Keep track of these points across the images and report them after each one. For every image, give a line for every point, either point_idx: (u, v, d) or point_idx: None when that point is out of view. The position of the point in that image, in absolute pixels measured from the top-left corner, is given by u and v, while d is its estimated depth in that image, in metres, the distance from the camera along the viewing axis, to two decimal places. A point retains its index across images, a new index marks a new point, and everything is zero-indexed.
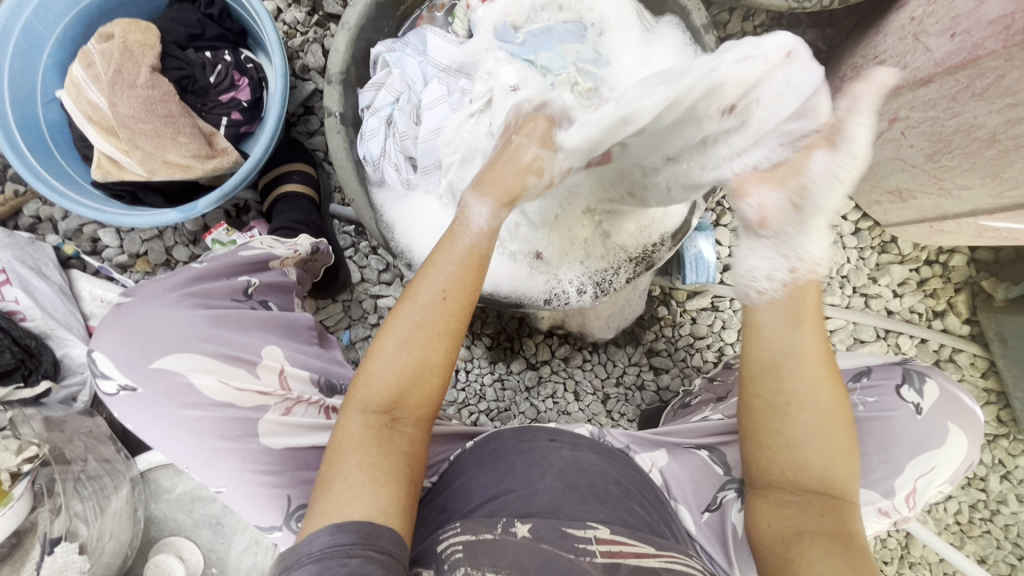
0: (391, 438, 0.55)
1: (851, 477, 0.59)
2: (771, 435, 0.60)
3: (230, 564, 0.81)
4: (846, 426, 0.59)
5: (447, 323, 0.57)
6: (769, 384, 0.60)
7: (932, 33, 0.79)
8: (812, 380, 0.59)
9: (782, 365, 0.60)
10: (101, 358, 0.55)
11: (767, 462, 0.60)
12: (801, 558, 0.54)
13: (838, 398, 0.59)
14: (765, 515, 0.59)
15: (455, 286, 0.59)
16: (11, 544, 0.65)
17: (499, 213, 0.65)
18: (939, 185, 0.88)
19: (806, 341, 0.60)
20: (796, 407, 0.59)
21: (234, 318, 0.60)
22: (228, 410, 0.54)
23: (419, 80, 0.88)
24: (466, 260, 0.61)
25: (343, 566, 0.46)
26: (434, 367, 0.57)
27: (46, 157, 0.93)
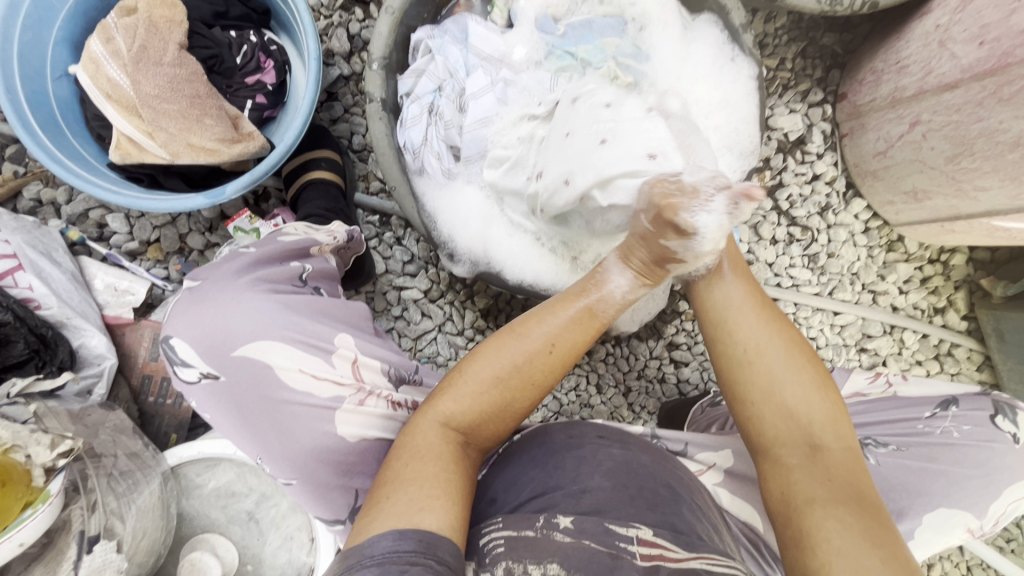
0: (462, 457, 0.58)
1: (843, 425, 0.60)
2: (749, 388, 0.61)
3: (265, 561, 0.79)
4: (815, 364, 0.62)
5: (543, 375, 0.61)
6: (728, 340, 0.63)
7: (959, 40, 0.84)
8: (759, 325, 0.63)
9: (728, 320, 0.64)
10: (185, 347, 0.60)
11: (757, 419, 0.61)
12: (813, 521, 0.54)
13: (787, 336, 0.63)
14: (774, 481, 0.59)
15: (565, 343, 0.61)
16: (43, 544, 0.65)
17: (636, 286, 0.64)
18: (957, 186, 0.91)
19: (738, 294, 0.65)
20: (754, 355, 0.62)
21: (308, 307, 0.65)
22: (306, 398, 0.60)
23: (461, 68, 0.88)
24: (585, 321, 0.62)
25: (403, 572, 0.44)
26: (516, 410, 0.61)
27: (57, 137, 0.88)
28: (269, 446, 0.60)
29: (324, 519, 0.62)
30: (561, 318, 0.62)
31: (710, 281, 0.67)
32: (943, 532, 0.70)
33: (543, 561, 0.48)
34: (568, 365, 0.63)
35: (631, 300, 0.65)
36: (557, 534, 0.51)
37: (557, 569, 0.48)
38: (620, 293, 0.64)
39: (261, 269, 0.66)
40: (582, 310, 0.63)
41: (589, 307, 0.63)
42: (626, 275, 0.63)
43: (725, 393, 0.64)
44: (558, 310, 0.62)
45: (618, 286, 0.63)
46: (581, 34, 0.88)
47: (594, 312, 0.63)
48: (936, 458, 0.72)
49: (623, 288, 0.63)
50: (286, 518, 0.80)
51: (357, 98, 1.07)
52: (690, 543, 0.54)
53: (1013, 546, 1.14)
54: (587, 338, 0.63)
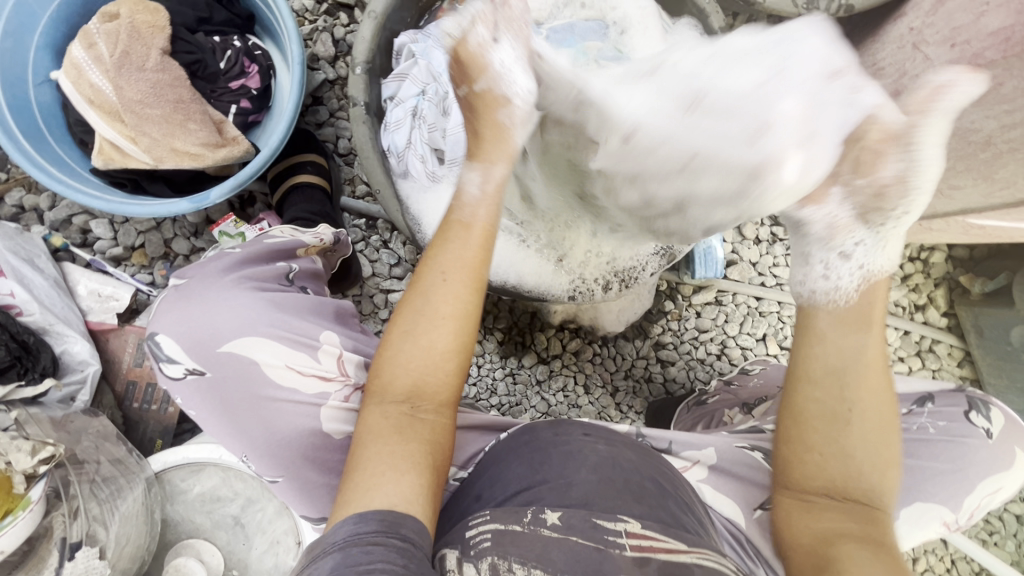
0: (411, 425, 0.57)
1: (890, 494, 0.61)
2: (825, 443, 0.60)
3: (251, 565, 0.78)
4: (893, 443, 0.61)
5: (452, 306, 0.60)
6: (832, 387, 0.60)
7: (932, 42, 0.85)
8: (875, 387, 0.61)
9: (844, 372, 0.61)
10: (170, 343, 0.60)
11: (806, 463, 0.61)
12: (844, 556, 0.54)
13: (888, 402, 0.61)
14: (807, 521, 0.59)
15: (456, 265, 0.61)
16: (23, 552, 0.66)
17: (489, 178, 0.68)
18: (933, 185, 0.94)
19: (868, 350, 0.61)
20: (852, 416, 0.60)
21: (295, 305, 0.65)
22: (293, 395, 0.60)
23: (445, 72, 0.86)
24: (465, 237, 0.64)
25: (366, 553, 0.46)
26: (442, 349, 0.59)
27: (40, 142, 0.87)
28: (251, 447, 0.61)
29: (309, 518, 0.63)
30: (449, 248, 0.63)
31: (831, 334, 0.62)
32: (918, 526, 0.71)
33: (527, 561, 0.49)
34: (477, 291, 0.62)
35: (495, 190, 0.68)
36: (544, 529, 0.52)
37: (540, 572, 0.48)
38: (478, 190, 0.67)
39: (248, 268, 0.66)
40: (459, 229, 0.65)
41: (461, 220, 0.66)
42: (474, 170, 0.69)
43: (777, 435, 0.63)
44: (444, 243, 0.63)
45: (471, 185, 0.68)
46: (564, 37, 0.86)
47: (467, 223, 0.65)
48: (914, 452, 0.73)
49: (477, 185, 0.67)
50: (272, 522, 0.80)
51: (342, 102, 1.07)
52: (678, 533, 0.54)
53: (997, 539, 1.16)
54: (481, 251, 0.63)
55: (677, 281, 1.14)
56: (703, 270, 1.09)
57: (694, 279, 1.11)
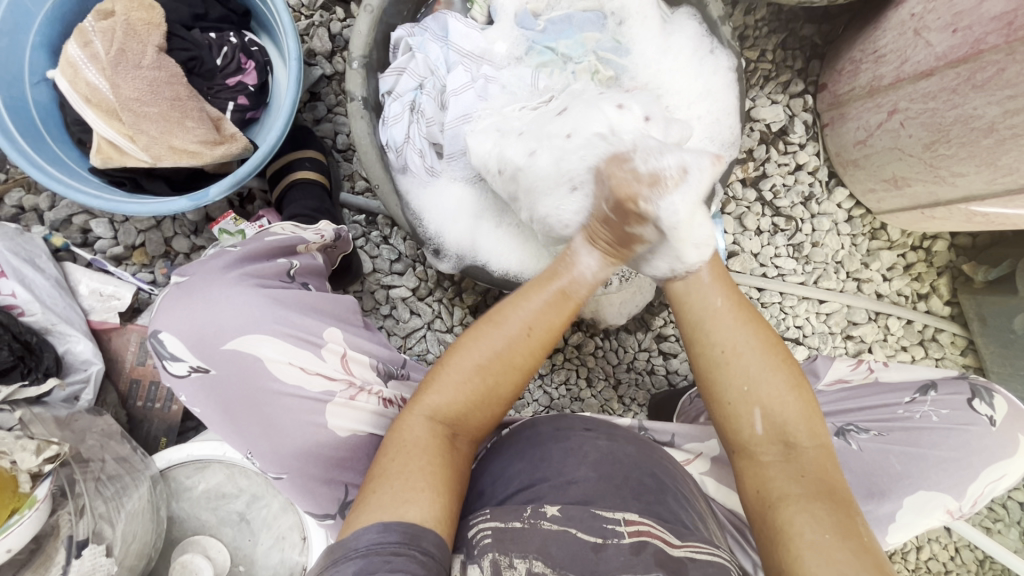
0: (451, 450, 0.58)
1: (817, 423, 0.61)
2: (728, 392, 0.63)
3: (257, 561, 0.79)
4: (791, 370, 0.63)
5: (525, 358, 0.61)
6: (706, 338, 0.64)
7: (933, 28, 0.84)
8: (733, 324, 0.64)
9: (705, 320, 0.65)
10: (175, 341, 0.60)
11: (735, 420, 0.62)
12: (789, 525, 0.55)
13: (762, 332, 0.64)
14: (751, 481, 0.60)
15: (542, 325, 0.62)
16: (31, 549, 0.66)
17: (605, 266, 0.67)
18: (935, 173, 0.93)
19: (715, 296, 0.66)
20: (732, 357, 0.63)
21: (297, 301, 0.65)
22: (297, 391, 0.60)
23: (442, 65, 0.88)
24: (561, 302, 0.64)
25: (388, 563, 0.46)
26: (501, 397, 0.62)
27: (38, 142, 0.87)
28: (255, 445, 0.61)
29: (314, 514, 0.64)
30: (537, 301, 0.63)
31: (691, 282, 0.68)
32: (922, 514, 0.71)
33: (528, 556, 0.49)
34: (547, 347, 0.64)
35: (603, 279, 0.68)
36: (544, 523, 0.52)
37: (540, 565, 0.48)
38: (590, 274, 0.66)
39: (249, 265, 0.66)
40: (557, 291, 0.64)
41: (564, 289, 0.65)
42: (594, 256, 0.67)
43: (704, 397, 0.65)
44: (532, 294, 0.63)
45: (586, 266, 0.66)
46: (561, 29, 0.88)
47: (567, 294, 0.65)
48: (918, 442, 0.73)
49: (593, 267, 0.66)
50: (276, 518, 0.80)
51: (340, 97, 1.07)
52: (672, 527, 0.54)
53: (1000, 526, 1.16)
54: (563, 317, 0.64)
55: None
56: None
57: None
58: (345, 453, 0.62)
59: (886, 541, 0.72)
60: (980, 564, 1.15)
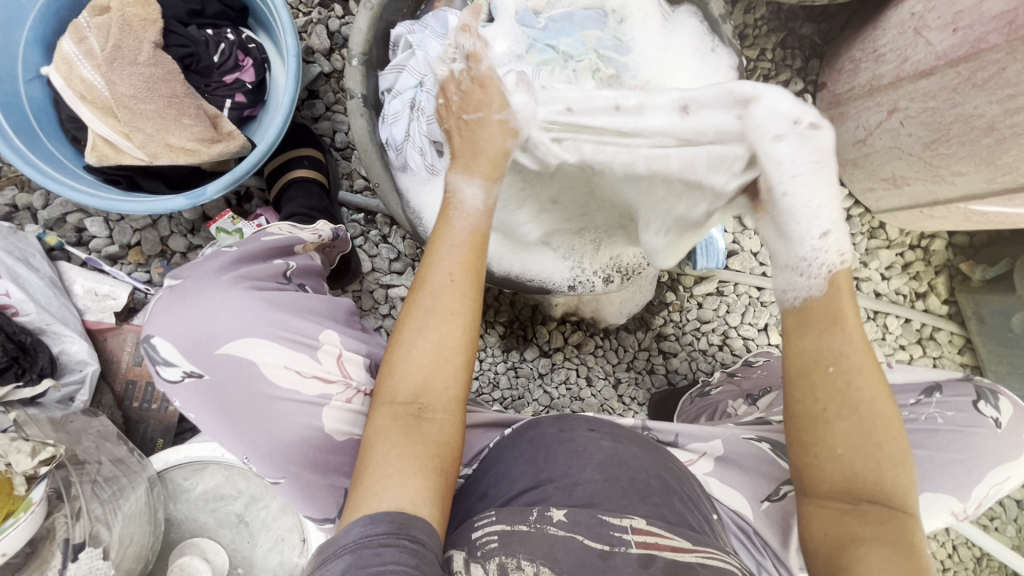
0: (419, 425, 0.55)
1: (911, 493, 0.55)
2: (819, 446, 0.55)
3: (256, 563, 0.78)
4: (899, 440, 0.55)
5: (457, 303, 0.59)
6: (813, 391, 0.55)
7: (934, 27, 0.85)
8: (859, 383, 0.55)
9: (827, 377, 0.55)
10: (166, 346, 0.59)
11: (818, 470, 0.55)
12: (857, 569, 0.51)
13: (882, 398, 0.55)
14: (819, 523, 0.55)
15: (461, 269, 0.61)
16: (26, 553, 0.65)
17: (490, 192, 0.68)
18: (935, 172, 0.93)
19: (852, 351, 0.55)
20: (840, 417, 0.54)
21: (291, 303, 0.65)
22: (293, 395, 0.60)
23: None
24: (463, 242, 0.63)
25: (377, 555, 0.45)
26: (453, 346, 0.58)
27: (32, 140, 0.86)
28: (253, 448, 0.60)
29: (313, 518, 0.63)
30: (449, 251, 0.62)
31: (819, 326, 0.56)
32: (926, 514, 0.71)
33: (535, 560, 0.49)
34: (479, 289, 0.61)
35: (494, 205, 0.68)
36: (550, 528, 0.52)
37: (547, 571, 0.48)
38: (480, 204, 0.67)
39: (244, 266, 0.66)
40: (460, 233, 0.64)
41: (470, 232, 0.65)
42: (475, 184, 0.68)
43: (789, 441, 0.57)
44: (439, 245, 0.63)
45: (472, 196, 0.67)
46: (562, 27, 0.88)
47: (471, 232, 0.65)
48: (919, 440, 0.73)
49: (477, 197, 0.66)
50: (276, 519, 0.80)
51: (339, 95, 1.06)
52: (683, 531, 0.54)
53: (997, 524, 1.16)
54: (477, 255, 0.63)
55: (678, 272, 1.13)
56: (704, 261, 1.06)
57: (696, 270, 1.09)
58: (345, 456, 0.61)
59: None
60: (976, 562, 1.16)
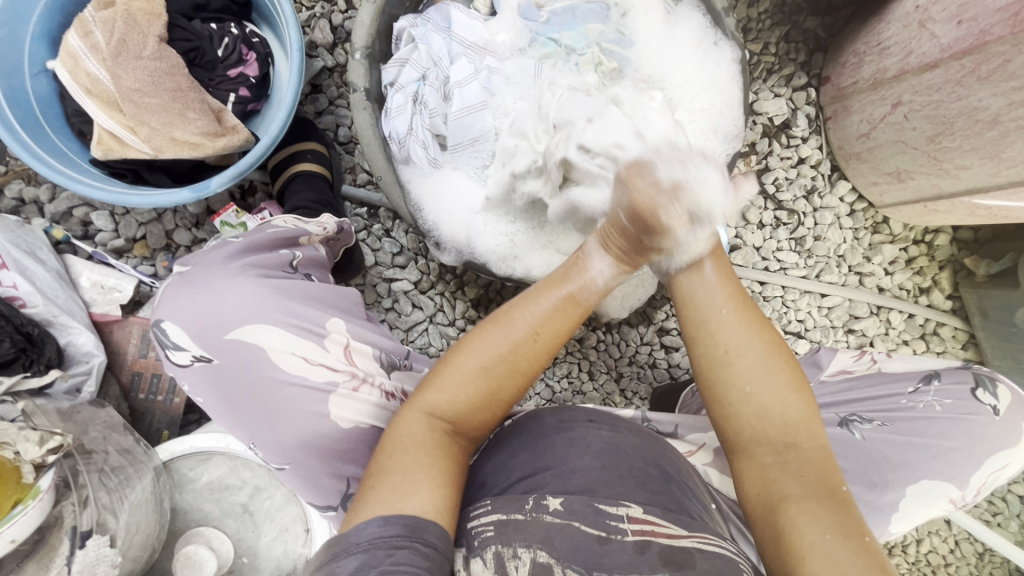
0: (450, 448, 0.58)
1: (818, 423, 0.59)
2: (726, 391, 0.60)
3: (261, 552, 0.79)
4: (790, 364, 0.60)
5: (529, 364, 0.60)
6: (708, 341, 0.62)
7: (938, 20, 0.84)
8: (738, 325, 0.61)
9: (709, 321, 0.62)
10: (176, 330, 0.60)
11: (733, 420, 0.60)
12: (789, 523, 0.53)
13: (765, 334, 0.61)
14: (753, 484, 0.58)
15: (549, 330, 0.61)
16: (34, 541, 0.66)
17: (616, 272, 0.65)
18: (939, 166, 0.92)
19: (720, 295, 0.63)
20: (734, 357, 0.60)
21: (300, 292, 0.65)
22: (300, 380, 0.60)
23: (445, 56, 0.87)
24: (567, 307, 0.62)
25: (389, 557, 0.46)
26: (506, 396, 0.60)
27: (38, 133, 0.86)
28: (259, 434, 0.61)
29: (316, 505, 0.63)
30: (546, 305, 0.62)
31: (694, 279, 0.65)
32: (926, 505, 0.71)
33: (532, 546, 0.49)
34: (554, 352, 0.63)
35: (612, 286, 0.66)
36: (546, 516, 0.52)
37: (546, 555, 0.49)
38: (603, 281, 0.65)
39: (252, 255, 0.66)
40: (565, 294, 0.62)
41: (572, 294, 0.63)
42: (607, 261, 0.65)
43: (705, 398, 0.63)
44: (540, 297, 0.62)
45: (596, 267, 0.65)
46: (564, 20, 0.87)
47: (575, 298, 0.63)
48: (920, 431, 0.73)
49: (603, 271, 0.65)
50: (280, 510, 0.81)
51: (342, 89, 1.06)
52: (679, 518, 0.54)
53: (1000, 519, 1.16)
54: (569, 324, 0.63)
55: None
56: None
57: None
58: (349, 444, 0.62)
59: (888, 531, 0.72)
60: (978, 556, 1.16)
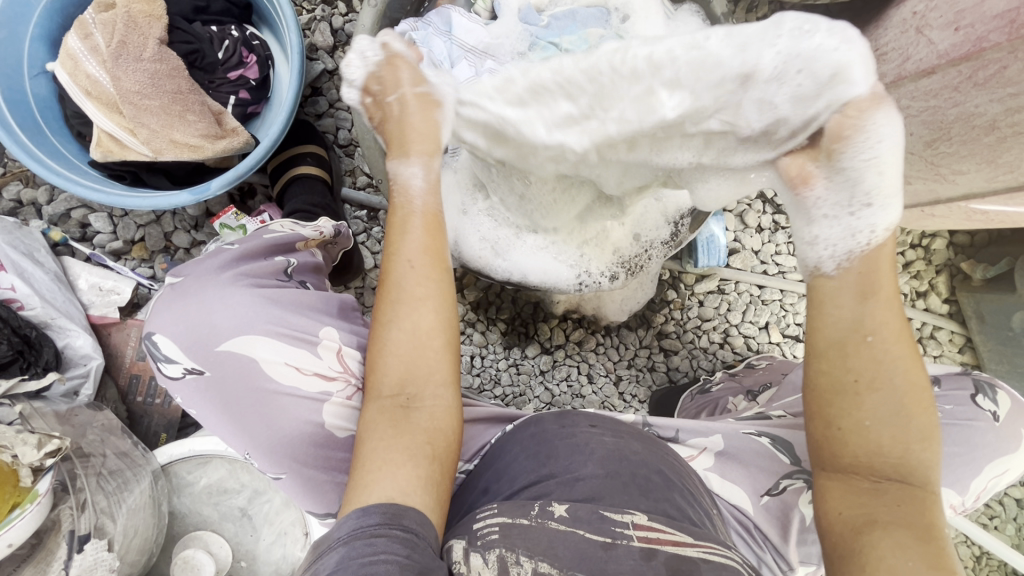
0: (407, 417, 0.56)
1: (935, 469, 0.54)
2: (846, 420, 0.53)
3: (259, 556, 0.79)
4: (928, 411, 0.53)
5: (421, 288, 0.58)
6: (842, 362, 0.53)
7: (936, 26, 0.85)
8: (891, 355, 0.53)
9: (846, 343, 0.53)
10: (166, 343, 0.60)
11: (839, 443, 0.53)
12: (871, 550, 0.50)
13: (913, 372, 0.53)
14: (835, 500, 0.54)
15: (421, 253, 0.59)
16: (32, 544, 0.67)
17: (430, 166, 0.65)
18: (936, 171, 0.94)
19: (863, 313, 0.53)
20: (863, 390, 0.52)
21: (291, 301, 0.65)
22: (293, 390, 0.60)
23: (445, 61, 0.85)
24: (427, 226, 0.61)
25: (370, 545, 0.46)
26: (425, 336, 0.57)
27: (37, 135, 0.86)
28: (255, 442, 0.60)
29: (315, 514, 0.63)
30: (407, 237, 0.60)
31: (830, 292, 0.55)
32: None
33: (534, 556, 0.49)
34: (442, 269, 0.60)
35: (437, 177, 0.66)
36: (551, 523, 0.52)
37: (547, 565, 0.49)
38: (422, 182, 0.65)
39: (244, 265, 0.66)
40: (413, 219, 0.61)
41: (423, 214, 0.62)
42: (414, 164, 0.65)
43: (809, 420, 0.55)
44: (397, 235, 0.61)
45: (415, 176, 0.65)
46: (565, 24, 0.88)
47: (421, 212, 0.62)
48: None
49: (420, 175, 0.65)
50: (279, 513, 0.80)
51: (342, 92, 1.06)
52: (684, 525, 0.54)
53: (997, 522, 1.16)
54: (438, 235, 0.61)
55: (679, 270, 1.14)
56: (705, 259, 1.07)
57: (696, 268, 1.10)
58: (346, 449, 0.62)
59: None
60: (976, 560, 1.16)
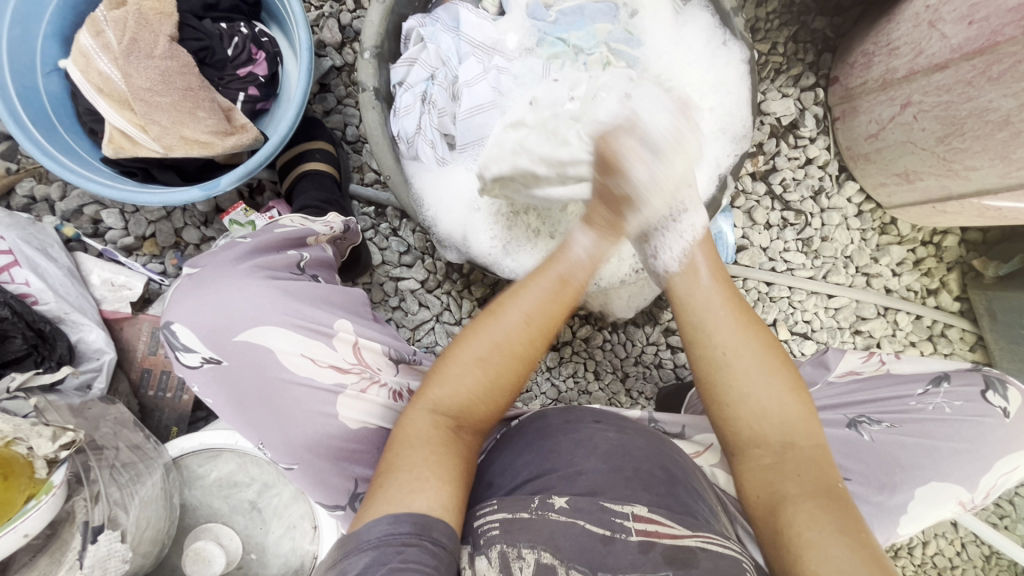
0: (454, 441, 0.58)
1: (815, 427, 0.61)
2: (725, 391, 0.62)
3: (269, 549, 0.80)
4: (787, 372, 0.62)
5: (525, 349, 0.62)
6: (704, 341, 0.64)
7: (949, 20, 0.84)
8: (736, 327, 0.64)
9: (706, 322, 0.65)
10: (186, 333, 0.61)
11: (733, 421, 0.61)
12: (790, 526, 0.53)
13: (761, 339, 0.63)
14: (752, 485, 0.59)
15: (542, 315, 0.63)
16: (47, 535, 0.68)
17: (601, 244, 0.70)
18: (948, 167, 0.92)
19: (717, 297, 0.66)
20: (732, 358, 0.62)
21: (308, 294, 0.66)
22: (308, 381, 0.61)
23: (454, 56, 0.88)
24: (558, 291, 0.65)
25: (400, 554, 0.46)
26: (506, 385, 0.61)
27: (50, 131, 0.87)
28: (267, 433, 0.61)
29: (325, 505, 0.64)
30: (533, 292, 0.64)
31: (690, 287, 0.68)
32: (935, 507, 0.71)
33: (537, 547, 0.49)
34: (544, 341, 0.64)
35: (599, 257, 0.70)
36: (552, 514, 0.52)
37: (549, 556, 0.49)
38: (584, 254, 0.69)
39: (259, 257, 0.67)
40: (553, 279, 0.66)
41: (562, 277, 0.67)
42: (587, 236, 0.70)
43: (706, 406, 0.64)
44: (530, 284, 0.65)
45: (581, 244, 0.69)
46: (572, 20, 0.88)
47: (566, 280, 0.67)
48: (930, 435, 0.73)
49: (586, 246, 0.69)
50: (288, 507, 0.81)
51: (350, 89, 1.06)
52: (683, 518, 0.54)
53: (1007, 522, 1.16)
54: (563, 308, 0.65)
55: None
56: None
57: None
58: (356, 444, 0.62)
59: (898, 533, 0.71)
60: (985, 559, 1.15)
